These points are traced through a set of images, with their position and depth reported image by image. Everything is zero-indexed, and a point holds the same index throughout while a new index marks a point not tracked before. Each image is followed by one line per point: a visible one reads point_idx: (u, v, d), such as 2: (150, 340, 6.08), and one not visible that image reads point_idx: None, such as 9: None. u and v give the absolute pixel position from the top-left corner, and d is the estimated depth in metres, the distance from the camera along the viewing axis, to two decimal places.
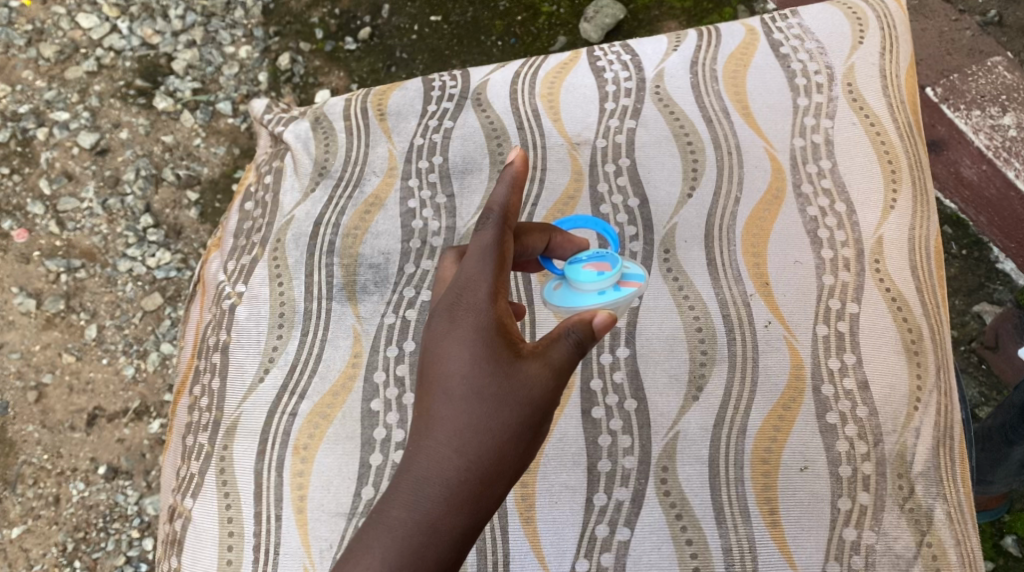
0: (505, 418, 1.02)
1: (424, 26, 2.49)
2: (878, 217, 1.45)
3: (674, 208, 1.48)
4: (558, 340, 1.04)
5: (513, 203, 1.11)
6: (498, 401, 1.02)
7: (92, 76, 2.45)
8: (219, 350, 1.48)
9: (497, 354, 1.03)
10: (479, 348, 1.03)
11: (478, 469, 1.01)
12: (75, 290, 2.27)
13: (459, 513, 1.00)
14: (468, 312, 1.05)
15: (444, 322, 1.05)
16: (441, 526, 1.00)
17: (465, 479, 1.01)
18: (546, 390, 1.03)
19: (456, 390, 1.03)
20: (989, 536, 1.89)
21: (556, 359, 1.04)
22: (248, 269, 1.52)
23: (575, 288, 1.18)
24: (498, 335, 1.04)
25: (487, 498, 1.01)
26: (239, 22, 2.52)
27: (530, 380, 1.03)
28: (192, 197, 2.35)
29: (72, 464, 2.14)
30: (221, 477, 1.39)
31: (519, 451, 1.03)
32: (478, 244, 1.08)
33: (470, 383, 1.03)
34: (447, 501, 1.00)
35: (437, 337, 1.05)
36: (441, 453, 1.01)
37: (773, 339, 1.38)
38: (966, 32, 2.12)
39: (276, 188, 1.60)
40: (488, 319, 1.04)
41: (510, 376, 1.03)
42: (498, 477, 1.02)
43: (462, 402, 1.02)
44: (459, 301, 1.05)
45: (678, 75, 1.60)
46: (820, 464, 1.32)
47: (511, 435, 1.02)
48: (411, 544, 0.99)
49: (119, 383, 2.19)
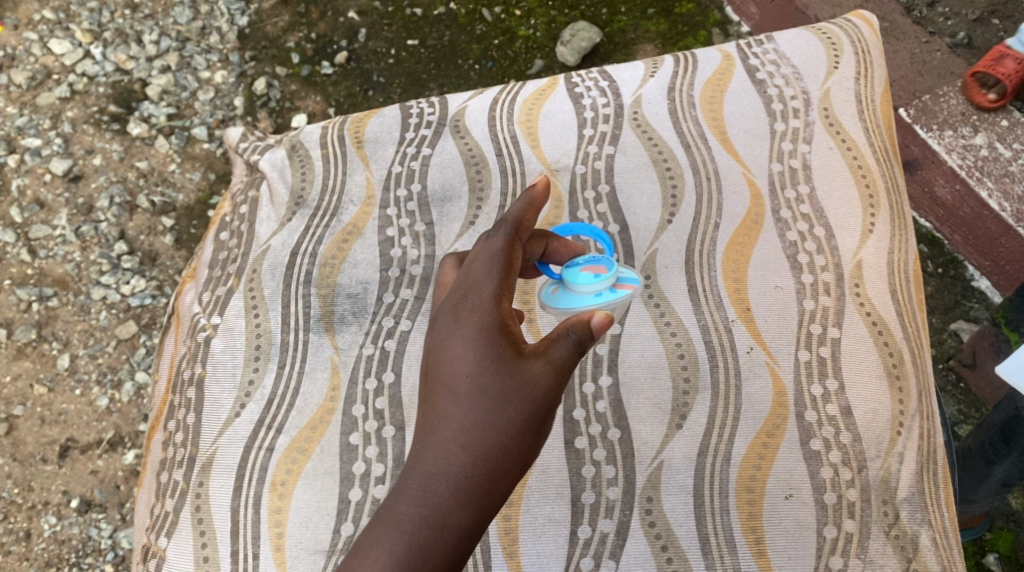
0: (509, 415, 1.04)
1: (400, 50, 2.49)
2: (857, 241, 1.45)
3: (654, 234, 1.47)
4: (560, 340, 1.06)
5: (526, 219, 1.15)
6: (502, 398, 1.04)
7: (65, 102, 2.43)
8: (194, 385, 1.45)
9: (500, 354, 1.05)
10: (483, 348, 1.05)
11: (484, 465, 1.03)
12: (47, 318, 2.23)
13: (465, 508, 1.02)
14: (472, 313, 1.07)
15: (448, 322, 1.07)
16: (448, 520, 1.01)
17: (471, 474, 1.03)
18: (548, 388, 1.04)
19: (460, 388, 1.05)
20: (971, 554, 1.90)
21: (558, 359, 1.05)
22: (222, 301, 1.50)
23: (573, 290, 1.17)
24: (501, 336, 1.06)
25: (493, 493, 1.03)
26: (213, 47, 2.51)
27: (533, 378, 1.04)
28: (167, 223, 2.31)
29: (43, 498, 2.09)
30: (196, 515, 1.36)
31: (522, 450, 1.05)
32: (486, 250, 1.11)
33: (473, 380, 1.05)
34: (455, 496, 1.02)
35: (442, 337, 1.07)
36: (448, 450, 1.03)
37: (755, 365, 1.37)
38: (937, 53, 2.08)
39: (252, 218, 1.58)
40: (492, 320, 1.06)
41: (514, 374, 1.05)
42: (504, 473, 1.04)
43: (467, 400, 1.04)
44: (464, 302, 1.08)
45: (655, 101, 1.60)
46: (804, 492, 1.31)
47: (515, 433, 1.04)
48: (420, 537, 1.01)
49: (92, 414, 2.15)
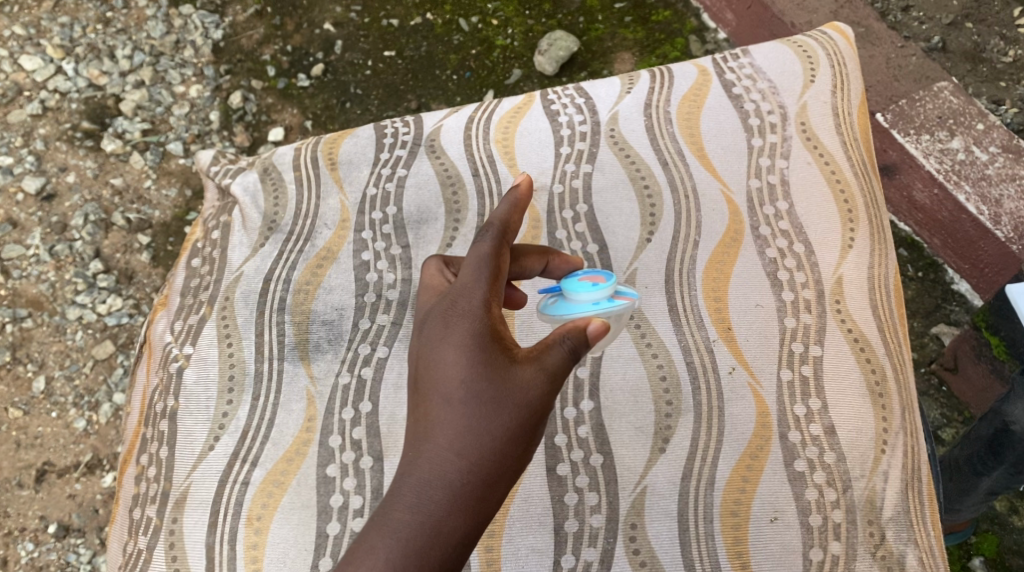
0: (503, 422, 1.03)
1: (378, 62, 2.47)
2: (837, 257, 1.44)
3: (634, 253, 1.46)
4: (553, 346, 1.05)
5: (513, 219, 1.15)
6: (497, 404, 1.03)
7: (37, 119, 2.39)
8: (166, 417, 1.42)
9: (493, 359, 1.04)
10: (475, 354, 1.04)
11: (479, 471, 1.02)
12: (22, 340, 2.18)
13: (462, 516, 1.00)
14: (463, 318, 1.06)
15: (439, 327, 1.06)
16: (444, 527, 1.00)
17: (467, 480, 1.01)
18: (541, 394, 1.04)
19: (453, 394, 1.04)
20: (957, 558, 1.89)
21: (551, 364, 1.04)
22: (195, 329, 1.47)
23: (570, 300, 1.13)
24: (493, 341, 1.05)
25: (488, 501, 1.02)
26: (188, 61, 2.48)
27: (526, 383, 1.04)
28: (143, 240, 2.28)
29: (20, 524, 2.05)
30: (171, 552, 1.33)
31: (516, 456, 1.04)
32: (475, 256, 1.11)
33: (466, 386, 1.03)
34: (451, 503, 1.00)
35: (433, 341, 1.06)
36: (443, 456, 1.02)
37: (738, 386, 1.35)
38: (912, 58, 2.05)
39: (224, 243, 1.55)
40: (484, 326, 1.06)
41: (506, 380, 1.04)
42: (499, 479, 1.03)
43: (461, 406, 1.03)
44: (454, 308, 1.07)
45: (632, 118, 1.59)
46: (789, 515, 1.29)
47: (509, 440, 1.03)
48: (416, 544, 0.98)
49: (69, 436, 2.11)
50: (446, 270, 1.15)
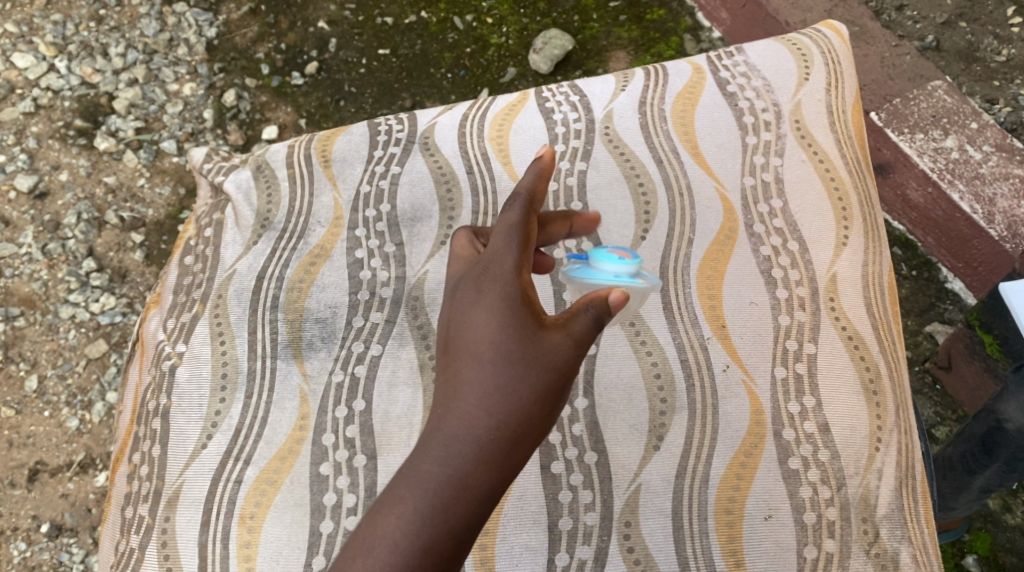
0: (531, 384, 1.02)
1: (372, 60, 2.46)
2: (831, 254, 1.44)
3: (628, 250, 1.45)
4: (579, 312, 1.05)
5: (539, 191, 1.14)
6: (526, 365, 1.02)
7: (29, 117, 2.37)
8: (159, 416, 1.41)
9: (524, 322, 1.04)
10: (506, 316, 1.04)
11: (507, 430, 1.01)
12: (14, 339, 2.17)
13: (488, 473, 1.00)
14: (494, 282, 1.06)
15: (472, 291, 1.07)
16: (470, 482, 0.99)
17: (494, 439, 1.01)
18: (569, 358, 1.03)
19: (482, 354, 1.03)
20: (950, 556, 1.89)
21: (579, 331, 1.05)
22: (187, 328, 1.46)
23: (594, 268, 1.14)
24: (523, 305, 1.05)
25: (514, 460, 1.01)
26: (182, 59, 2.47)
27: (555, 347, 1.03)
28: (136, 239, 2.27)
29: (12, 524, 2.04)
30: (163, 551, 1.33)
31: (543, 418, 1.03)
32: (505, 223, 1.11)
33: (496, 347, 1.03)
34: (479, 460, 1.00)
35: (464, 303, 1.06)
36: (471, 414, 1.01)
37: (731, 384, 1.35)
38: (906, 57, 2.05)
39: (217, 241, 1.54)
40: (514, 289, 1.05)
41: (536, 343, 1.03)
42: (526, 439, 1.02)
43: (491, 366, 1.02)
44: (485, 273, 1.07)
45: (627, 115, 1.58)
46: (784, 512, 1.29)
47: (537, 401, 1.02)
48: (443, 497, 0.99)
49: (62, 436, 2.10)
50: (476, 240, 1.15)
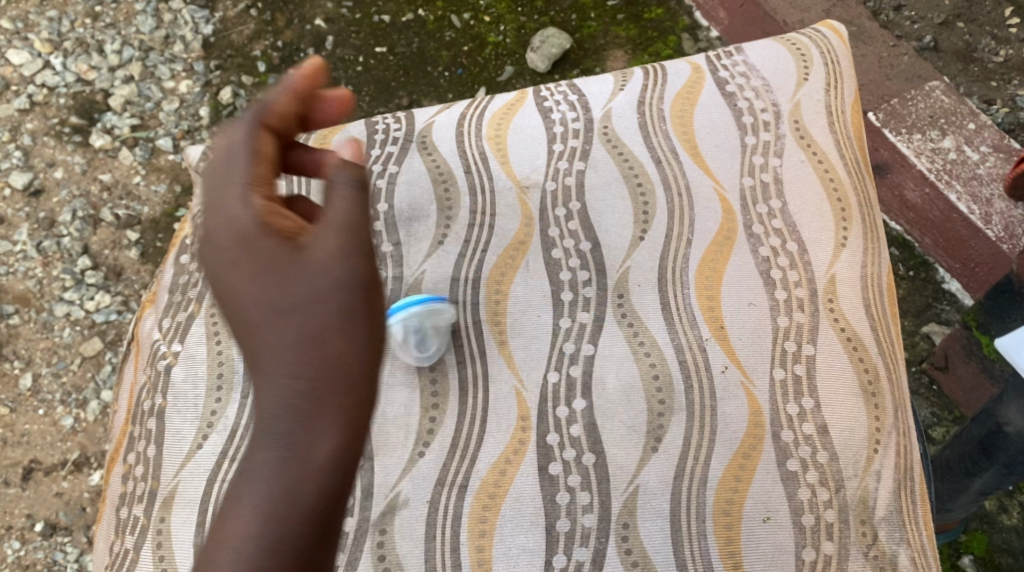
0: (331, 323, 1.02)
1: (369, 58, 2.45)
2: (829, 255, 1.43)
3: (627, 251, 1.45)
4: (324, 225, 1.05)
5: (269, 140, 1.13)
6: (315, 308, 1.02)
7: (24, 114, 2.36)
8: (154, 416, 1.40)
9: (277, 274, 1.03)
10: (263, 274, 1.03)
11: (324, 379, 1.00)
12: (9, 337, 2.16)
13: (320, 432, 0.99)
14: (237, 247, 1.05)
15: (244, 261, 1.05)
16: (310, 453, 0.99)
17: (315, 394, 1.00)
18: (344, 280, 1.03)
19: (271, 318, 1.02)
20: (947, 556, 1.89)
21: (339, 248, 1.04)
22: (183, 327, 1.45)
23: None
24: (266, 258, 1.04)
25: (347, 406, 1.01)
26: (178, 56, 2.45)
27: (319, 281, 1.03)
28: (132, 237, 2.26)
29: (6, 523, 2.03)
30: (158, 552, 1.32)
31: (362, 349, 1.03)
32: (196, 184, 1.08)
33: (278, 305, 1.02)
34: (304, 423, 0.99)
35: (237, 277, 1.05)
36: (282, 384, 1.00)
37: (730, 385, 1.35)
38: (904, 57, 2.05)
39: None
40: (251, 248, 1.04)
41: (302, 288, 1.03)
42: (351, 382, 1.01)
43: (285, 325, 1.02)
44: (238, 239, 1.05)
45: (625, 115, 1.58)
46: (782, 514, 1.29)
47: (347, 334, 1.02)
48: (283, 480, 0.98)
49: (56, 434, 2.09)
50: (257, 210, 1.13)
